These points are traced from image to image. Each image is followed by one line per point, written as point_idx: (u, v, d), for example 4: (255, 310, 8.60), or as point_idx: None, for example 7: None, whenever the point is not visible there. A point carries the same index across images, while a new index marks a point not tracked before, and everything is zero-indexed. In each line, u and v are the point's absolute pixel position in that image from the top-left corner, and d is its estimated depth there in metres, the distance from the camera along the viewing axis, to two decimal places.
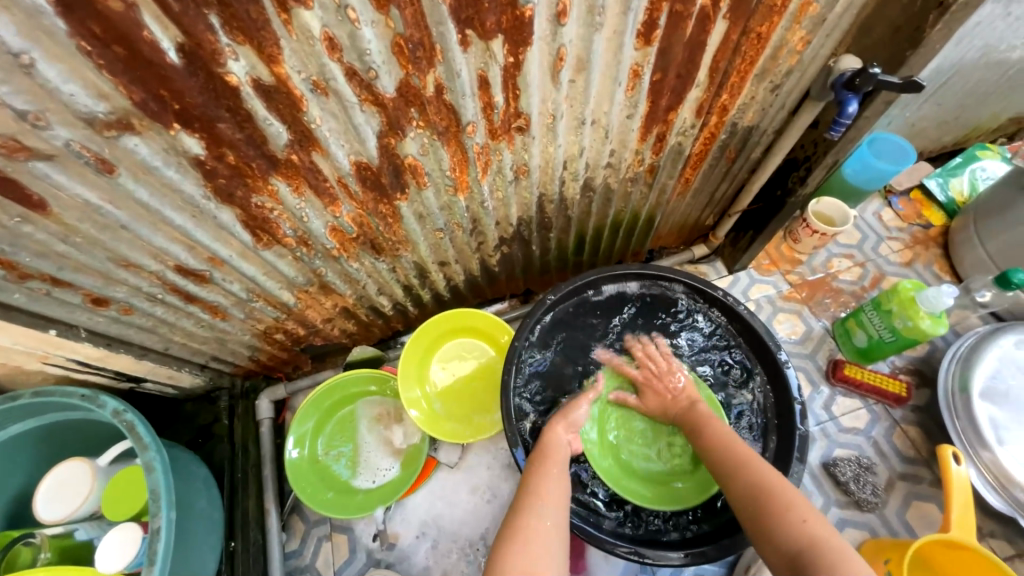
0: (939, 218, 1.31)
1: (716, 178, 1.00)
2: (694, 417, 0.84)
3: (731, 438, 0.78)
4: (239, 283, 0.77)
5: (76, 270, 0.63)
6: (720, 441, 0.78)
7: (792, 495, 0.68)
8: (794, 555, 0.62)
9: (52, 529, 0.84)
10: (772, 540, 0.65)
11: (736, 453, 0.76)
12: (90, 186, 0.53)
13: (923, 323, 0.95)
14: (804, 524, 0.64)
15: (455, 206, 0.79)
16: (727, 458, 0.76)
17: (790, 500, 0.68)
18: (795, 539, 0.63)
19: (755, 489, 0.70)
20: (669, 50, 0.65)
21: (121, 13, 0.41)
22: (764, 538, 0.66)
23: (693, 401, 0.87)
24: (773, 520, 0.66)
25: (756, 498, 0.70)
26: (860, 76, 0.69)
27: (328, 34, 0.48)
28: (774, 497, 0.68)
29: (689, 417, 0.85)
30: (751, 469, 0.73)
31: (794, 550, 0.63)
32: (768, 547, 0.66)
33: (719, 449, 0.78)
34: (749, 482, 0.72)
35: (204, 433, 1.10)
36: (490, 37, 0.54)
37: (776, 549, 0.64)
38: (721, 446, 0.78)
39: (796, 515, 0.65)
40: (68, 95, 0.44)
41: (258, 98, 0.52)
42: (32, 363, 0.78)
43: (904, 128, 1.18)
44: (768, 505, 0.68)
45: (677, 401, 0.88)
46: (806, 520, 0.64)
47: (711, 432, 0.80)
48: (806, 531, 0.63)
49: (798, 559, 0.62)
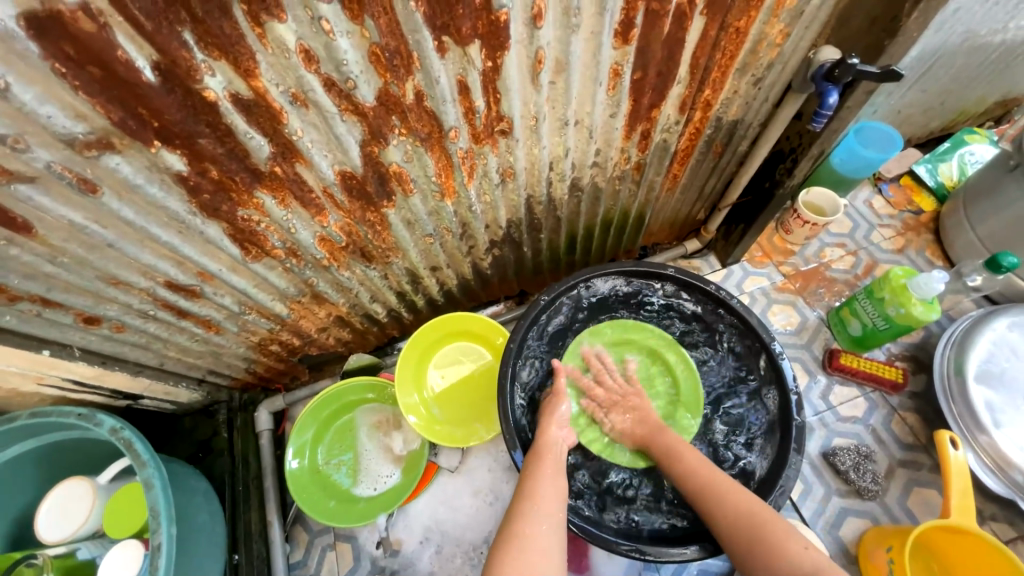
0: (929, 203, 1.31)
1: (704, 173, 1.00)
2: (671, 448, 0.84)
3: (710, 469, 0.80)
4: (231, 296, 0.77)
5: (65, 290, 0.64)
6: (701, 474, 0.79)
7: (781, 520, 0.72)
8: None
9: (54, 549, 0.84)
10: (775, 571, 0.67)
11: (719, 484, 0.77)
12: (74, 207, 0.53)
13: (915, 310, 0.95)
14: (803, 549, 0.68)
15: (443, 211, 0.79)
16: (713, 491, 0.76)
17: (782, 525, 0.71)
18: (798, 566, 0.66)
19: (747, 521, 0.72)
20: (647, 48, 0.65)
21: (93, 33, 0.41)
22: (766, 570, 0.68)
23: (657, 426, 0.89)
24: (772, 548, 0.69)
25: (749, 529, 0.71)
26: (839, 67, 0.70)
27: (303, 46, 0.49)
28: (768, 525, 0.71)
29: (664, 447, 0.85)
30: (738, 499, 0.75)
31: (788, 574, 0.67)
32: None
33: (703, 482, 0.78)
34: (739, 514, 0.73)
35: (205, 447, 1.09)
36: (466, 42, 0.54)
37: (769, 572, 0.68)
38: (704, 478, 0.78)
39: (794, 542, 0.68)
40: (46, 117, 0.44)
41: (238, 112, 0.52)
42: (26, 384, 0.78)
43: (890, 116, 1.19)
44: (763, 534, 0.70)
45: (643, 423, 0.90)
46: (806, 547, 0.68)
47: (691, 465, 0.80)
48: (809, 556, 0.67)
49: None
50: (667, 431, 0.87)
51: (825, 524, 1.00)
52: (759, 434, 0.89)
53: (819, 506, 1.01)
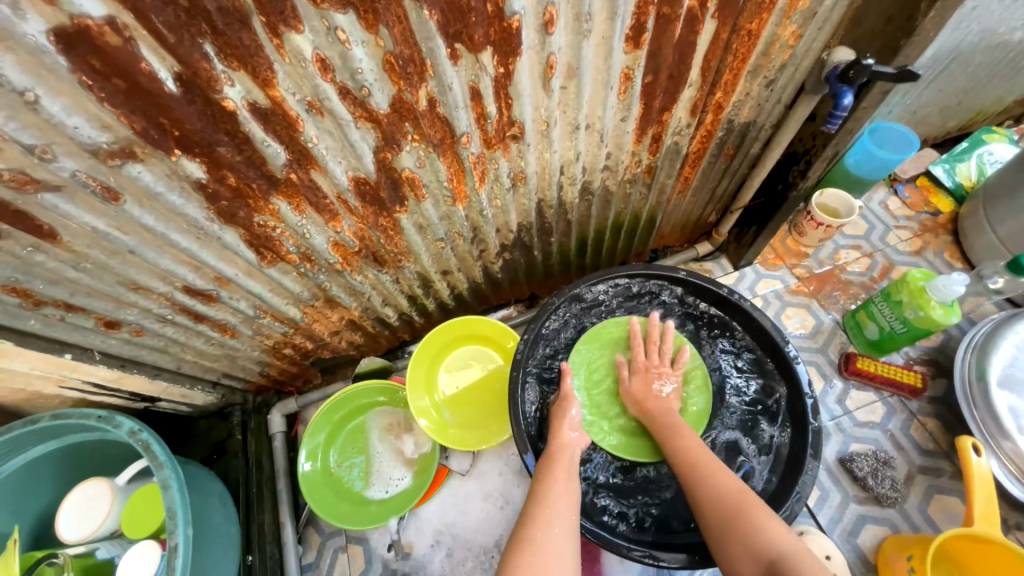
0: (947, 204, 1.29)
1: (716, 175, 1.00)
2: (667, 426, 0.84)
3: (700, 450, 0.79)
4: (246, 301, 0.78)
5: (87, 295, 0.65)
6: (692, 452, 0.78)
7: (763, 505, 0.71)
8: (771, 563, 0.65)
9: (75, 548, 0.85)
10: (748, 549, 0.67)
11: (708, 463, 0.76)
12: (97, 214, 0.55)
13: (934, 313, 0.93)
14: (780, 534, 0.67)
15: (454, 215, 0.79)
16: (701, 468, 0.76)
17: (763, 509, 0.70)
18: (772, 548, 0.65)
19: (729, 499, 0.71)
20: (659, 52, 0.65)
21: (118, 46, 0.42)
22: (739, 547, 0.68)
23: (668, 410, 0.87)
24: (750, 529, 0.68)
25: (730, 508, 0.71)
26: (853, 67, 0.69)
27: (319, 56, 0.49)
28: (751, 507, 0.70)
29: (665, 427, 0.84)
30: (724, 479, 0.74)
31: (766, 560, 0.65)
32: (743, 555, 0.67)
33: (693, 459, 0.78)
34: (723, 493, 0.72)
35: (219, 449, 1.11)
36: (479, 49, 0.55)
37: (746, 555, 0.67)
38: (694, 456, 0.78)
39: (769, 527, 0.67)
40: (72, 128, 0.46)
41: (255, 120, 0.53)
42: (49, 387, 0.80)
43: (906, 116, 1.17)
44: (743, 514, 0.69)
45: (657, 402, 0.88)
46: (780, 532, 0.67)
47: (681, 445, 0.80)
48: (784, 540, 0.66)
49: (776, 565, 0.64)
50: (671, 414, 0.85)
51: (842, 531, 0.98)
52: (774, 437, 0.87)
53: (835, 513, 0.99)
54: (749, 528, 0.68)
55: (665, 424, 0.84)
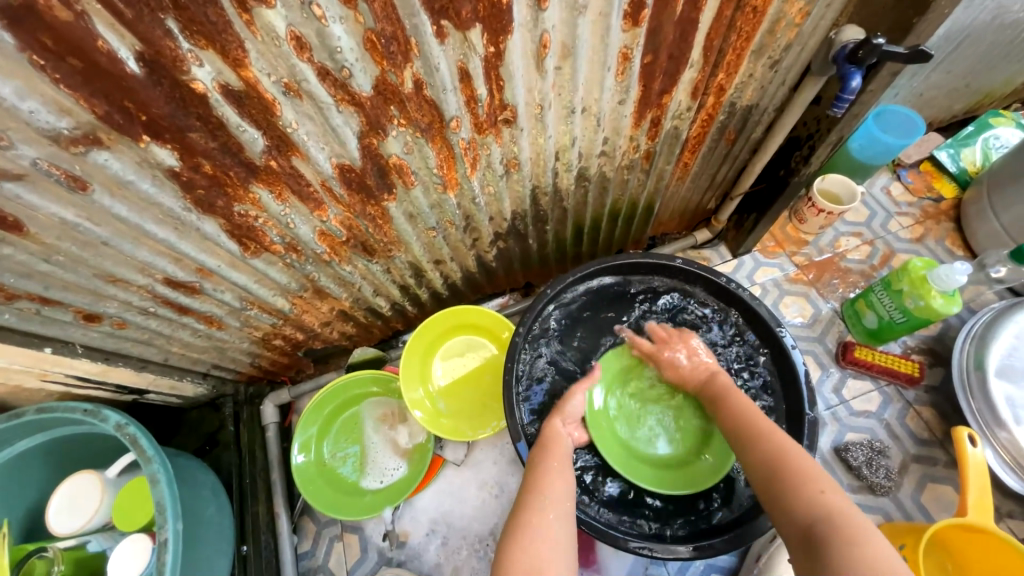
0: (950, 189, 1.26)
1: (716, 160, 0.97)
2: (719, 392, 0.80)
3: (747, 411, 0.75)
4: (231, 292, 0.76)
5: (63, 288, 0.63)
6: (738, 414, 0.75)
7: (811, 465, 0.65)
8: (807, 527, 0.59)
9: (65, 541, 0.84)
10: (787, 510, 0.62)
11: (754, 423, 0.73)
12: (65, 204, 0.52)
13: (935, 302, 0.92)
14: (825, 495, 0.60)
15: (445, 204, 0.77)
16: (742, 431, 0.73)
17: (810, 470, 0.64)
18: (812, 510, 0.60)
19: (768, 460, 0.67)
20: (659, 30, 0.61)
21: (71, 23, 0.39)
22: (780, 512, 0.63)
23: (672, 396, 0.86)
24: (788, 490, 0.63)
25: (770, 470, 0.66)
26: (863, 47, 0.66)
27: (294, 34, 0.46)
28: (791, 467, 0.65)
29: (710, 394, 0.81)
30: (769, 439, 0.70)
31: (807, 522, 0.59)
32: (782, 520, 0.62)
33: (738, 423, 0.74)
34: (762, 454, 0.68)
35: (211, 440, 1.10)
36: (466, 27, 0.51)
37: (789, 520, 0.61)
38: (739, 418, 0.75)
39: (814, 487, 0.61)
40: (28, 112, 0.43)
41: (228, 104, 0.50)
42: (31, 381, 0.78)
43: (912, 98, 1.14)
44: (782, 475, 0.65)
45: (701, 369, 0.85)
46: (824, 492, 0.60)
47: (729, 407, 0.77)
48: (829, 501, 0.59)
49: (813, 530, 0.58)
50: (722, 377, 0.83)
51: None
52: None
53: None
54: (793, 489, 0.63)
55: (713, 388, 0.82)
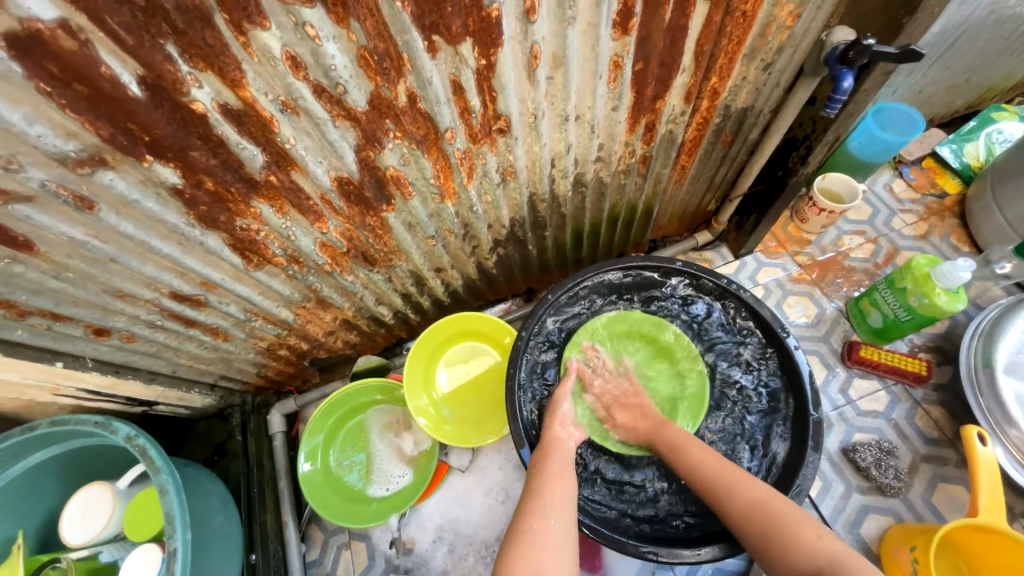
0: (954, 185, 1.25)
1: (713, 163, 0.97)
2: (677, 443, 0.82)
3: (715, 461, 0.78)
4: (236, 304, 0.77)
5: (73, 304, 0.64)
6: (708, 467, 0.77)
7: (794, 508, 0.70)
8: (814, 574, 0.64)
9: (78, 551, 0.86)
10: (789, 562, 0.66)
11: (725, 476, 0.75)
12: (74, 223, 0.53)
13: (939, 300, 0.91)
14: (820, 538, 0.66)
15: (443, 212, 0.78)
16: (719, 484, 0.75)
17: (795, 515, 0.69)
18: (813, 556, 0.65)
19: (756, 512, 0.71)
20: (648, 37, 0.62)
21: (75, 50, 0.41)
22: (780, 562, 0.67)
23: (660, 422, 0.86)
24: (785, 540, 0.67)
25: (760, 522, 0.70)
26: (854, 48, 0.66)
27: (289, 53, 0.47)
28: (780, 518, 0.69)
29: (670, 442, 0.83)
30: (746, 490, 0.73)
31: (814, 570, 0.65)
32: (786, 571, 0.67)
33: (710, 475, 0.76)
34: (748, 507, 0.71)
35: (220, 450, 1.12)
36: (458, 41, 0.52)
37: (793, 570, 0.66)
38: (710, 471, 0.76)
39: (809, 533, 0.67)
40: (36, 137, 0.44)
41: (228, 123, 0.51)
42: (44, 395, 0.79)
43: (911, 95, 1.13)
44: (773, 527, 0.69)
45: (647, 419, 0.87)
46: (820, 536, 0.66)
47: (696, 457, 0.79)
48: (825, 544, 0.66)
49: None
50: (672, 424, 0.85)
51: (845, 522, 0.97)
52: (768, 431, 0.87)
53: (839, 503, 0.99)
54: (788, 539, 0.67)
55: (672, 439, 0.83)
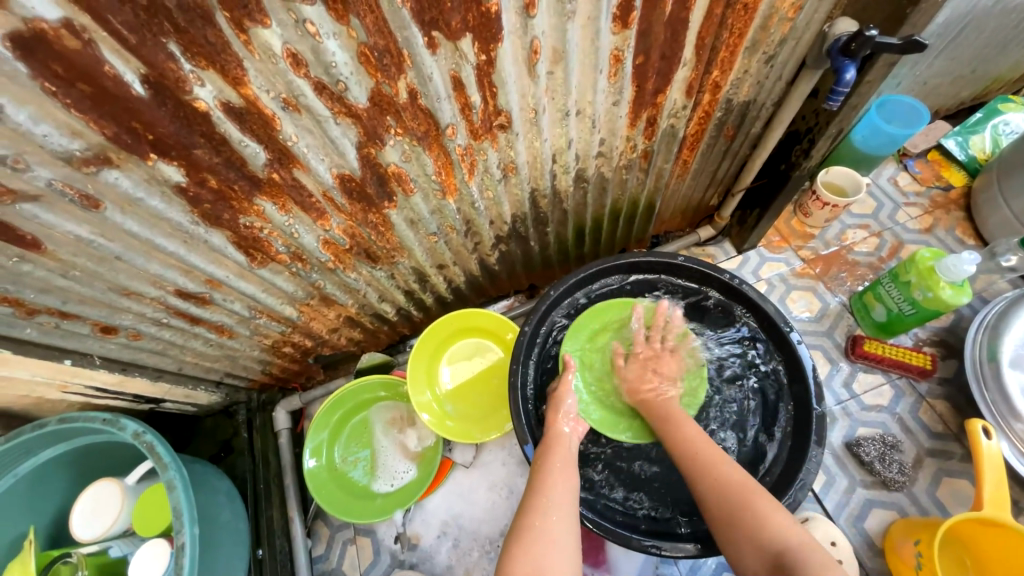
0: (959, 178, 1.24)
1: (716, 157, 0.97)
2: (670, 416, 0.83)
3: (702, 439, 0.79)
4: (240, 302, 0.78)
5: (80, 302, 0.65)
6: (693, 444, 0.78)
7: (768, 495, 0.70)
8: (775, 555, 0.64)
9: (88, 547, 0.87)
10: (753, 542, 0.67)
11: (709, 455, 0.76)
12: (80, 222, 0.54)
13: (943, 293, 0.90)
14: (788, 526, 0.66)
15: (445, 209, 0.78)
16: (702, 460, 0.75)
17: (768, 500, 0.69)
18: (778, 541, 0.65)
19: (731, 492, 0.71)
20: (649, 31, 0.62)
21: (79, 50, 0.41)
22: (745, 541, 0.67)
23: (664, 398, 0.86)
24: (754, 522, 0.68)
25: (732, 501, 0.70)
26: (856, 40, 0.65)
27: (290, 51, 0.48)
28: (755, 500, 0.70)
29: (663, 416, 0.83)
30: (728, 471, 0.74)
31: (775, 553, 0.65)
32: (749, 551, 0.67)
33: (695, 451, 0.77)
34: (725, 485, 0.72)
35: (226, 447, 1.13)
36: (457, 36, 0.52)
37: (755, 551, 0.66)
38: (694, 447, 0.77)
39: (778, 519, 0.67)
40: (42, 136, 0.45)
41: (230, 120, 0.51)
42: (53, 392, 0.80)
43: (916, 87, 1.12)
44: (746, 507, 0.69)
45: (650, 388, 0.87)
46: (788, 523, 0.67)
47: (685, 432, 0.80)
48: (791, 530, 0.66)
49: (781, 558, 0.64)
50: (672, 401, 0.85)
51: (848, 516, 0.97)
52: (769, 428, 0.86)
53: (843, 498, 0.98)
54: (756, 521, 0.67)
55: (665, 414, 0.84)
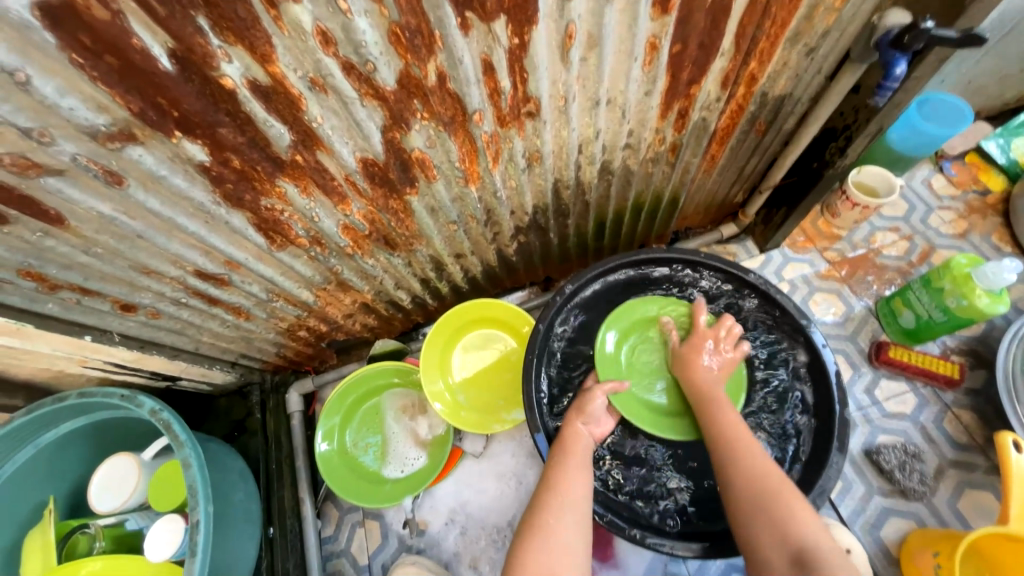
0: (997, 182, 1.19)
1: (745, 153, 0.94)
2: (705, 400, 0.80)
3: (737, 425, 0.77)
4: (259, 284, 0.78)
5: (101, 279, 0.65)
6: (728, 428, 0.76)
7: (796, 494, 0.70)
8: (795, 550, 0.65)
9: (105, 519, 0.89)
10: (773, 533, 0.67)
11: (741, 443, 0.74)
12: (102, 199, 0.53)
13: (980, 302, 0.87)
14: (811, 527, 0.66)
15: (467, 197, 0.76)
16: (735, 447, 0.74)
17: (794, 498, 0.69)
18: (801, 537, 0.65)
19: (763, 483, 0.70)
20: (689, 19, 0.60)
21: (106, 21, 0.40)
22: (766, 533, 0.67)
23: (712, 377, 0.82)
24: (781, 517, 0.67)
25: (764, 493, 0.69)
26: (909, 32, 0.62)
27: (320, 28, 0.46)
28: (782, 497, 0.69)
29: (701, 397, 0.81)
30: (760, 464, 0.72)
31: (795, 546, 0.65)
32: (767, 540, 0.67)
33: (729, 436, 0.75)
34: (756, 476, 0.71)
35: (239, 427, 1.14)
36: (491, 18, 0.50)
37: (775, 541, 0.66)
38: (730, 432, 0.76)
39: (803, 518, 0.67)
40: (68, 110, 0.44)
41: (256, 100, 0.50)
42: (73, 366, 0.81)
43: (959, 86, 1.08)
44: (773, 501, 0.69)
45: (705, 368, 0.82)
46: (812, 525, 0.66)
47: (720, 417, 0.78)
48: (817, 536, 0.65)
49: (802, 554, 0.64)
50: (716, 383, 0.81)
51: (863, 525, 0.95)
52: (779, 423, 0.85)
53: (858, 505, 0.97)
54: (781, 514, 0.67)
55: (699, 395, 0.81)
